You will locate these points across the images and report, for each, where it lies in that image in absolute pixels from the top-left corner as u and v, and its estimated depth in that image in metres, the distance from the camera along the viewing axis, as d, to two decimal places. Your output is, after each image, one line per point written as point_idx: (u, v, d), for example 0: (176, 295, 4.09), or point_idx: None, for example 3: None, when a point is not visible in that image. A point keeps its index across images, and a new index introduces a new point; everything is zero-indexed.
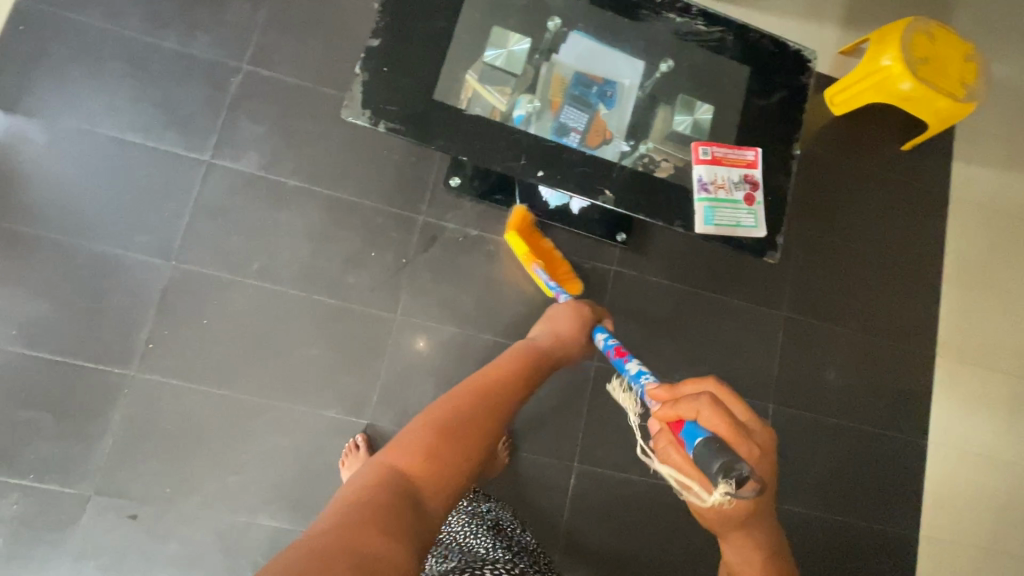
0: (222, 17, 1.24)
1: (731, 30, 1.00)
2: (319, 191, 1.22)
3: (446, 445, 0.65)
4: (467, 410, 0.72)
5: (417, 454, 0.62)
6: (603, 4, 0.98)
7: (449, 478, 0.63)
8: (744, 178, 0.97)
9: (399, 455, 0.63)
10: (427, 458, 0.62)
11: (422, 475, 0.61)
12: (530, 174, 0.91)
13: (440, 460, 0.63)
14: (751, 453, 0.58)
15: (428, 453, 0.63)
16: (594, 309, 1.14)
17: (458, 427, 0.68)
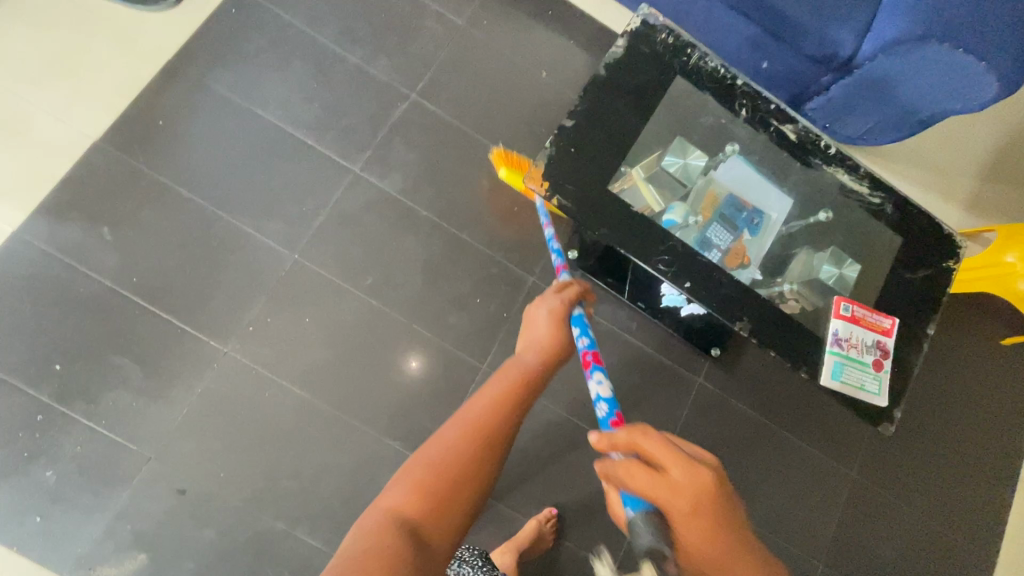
0: (407, 48, 1.33)
1: (892, 199, 1.03)
2: (446, 227, 1.26)
3: (445, 480, 0.62)
4: (474, 426, 0.68)
5: (417, 494, 0.60)
6: (781, 143, 1.02)
7: (453, 511, 0.60)
8: (877, 343, 0.97)
9: (397, 496, 0.60)
10: (427, 499, 0.59)
11: (426, 512, 0.59)
12: (676, 282, 0.93)
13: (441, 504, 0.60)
14: (671, 507, 0.54)
15: (426, 492, 0.60)
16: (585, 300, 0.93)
17: (462, 452, 0.64)
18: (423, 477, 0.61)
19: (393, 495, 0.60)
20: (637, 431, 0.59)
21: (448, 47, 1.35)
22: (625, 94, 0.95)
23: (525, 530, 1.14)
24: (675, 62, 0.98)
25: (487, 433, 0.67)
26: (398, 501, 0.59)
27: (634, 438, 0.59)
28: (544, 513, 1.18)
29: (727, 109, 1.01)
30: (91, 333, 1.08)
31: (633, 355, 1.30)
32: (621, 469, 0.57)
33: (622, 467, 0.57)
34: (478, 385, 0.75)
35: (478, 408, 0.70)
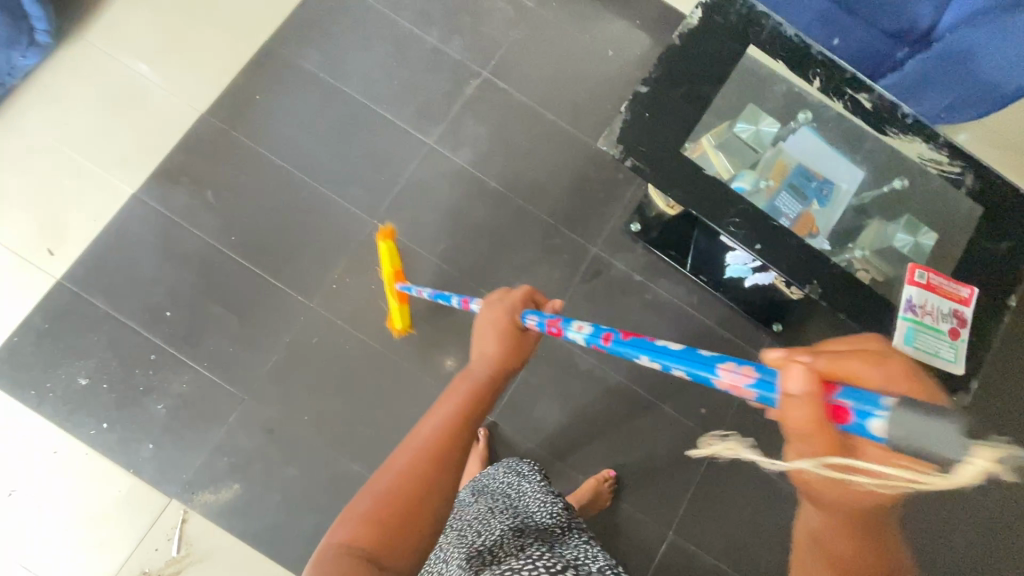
0: (479, 29, 1.40)
1: (973, 169, 1.01)
2: (513, 198, 1.32)
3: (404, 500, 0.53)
4: (437, 434, 0.59)
5: (370, 525, 0.51)
6: (856, 112, 1.02)
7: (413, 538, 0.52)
8: (953, 312, 0.95)
9: (348, 532, 0.51)
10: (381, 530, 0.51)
11: (379, 539, 0.51)
12: (748, 244, 0.95)
13: (406, 526, 0.52)
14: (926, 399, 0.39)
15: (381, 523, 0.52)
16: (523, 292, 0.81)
17: (422, 469, 0.56)
18: (379, 505, 0.52)
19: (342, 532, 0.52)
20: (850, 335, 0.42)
21: (519, 28, 1.41)
22: (698, 63, 0.98)
23: (583, 489, 1.17)
24: (748, 31, 1.00)
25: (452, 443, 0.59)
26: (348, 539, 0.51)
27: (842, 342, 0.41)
28: (602, 474, 1.22)
29: (801, 77, 1.02)
30: (197, 285, 1.20)
31: (694, 328, 1.32)
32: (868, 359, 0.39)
33: (881, 369, 0.39)
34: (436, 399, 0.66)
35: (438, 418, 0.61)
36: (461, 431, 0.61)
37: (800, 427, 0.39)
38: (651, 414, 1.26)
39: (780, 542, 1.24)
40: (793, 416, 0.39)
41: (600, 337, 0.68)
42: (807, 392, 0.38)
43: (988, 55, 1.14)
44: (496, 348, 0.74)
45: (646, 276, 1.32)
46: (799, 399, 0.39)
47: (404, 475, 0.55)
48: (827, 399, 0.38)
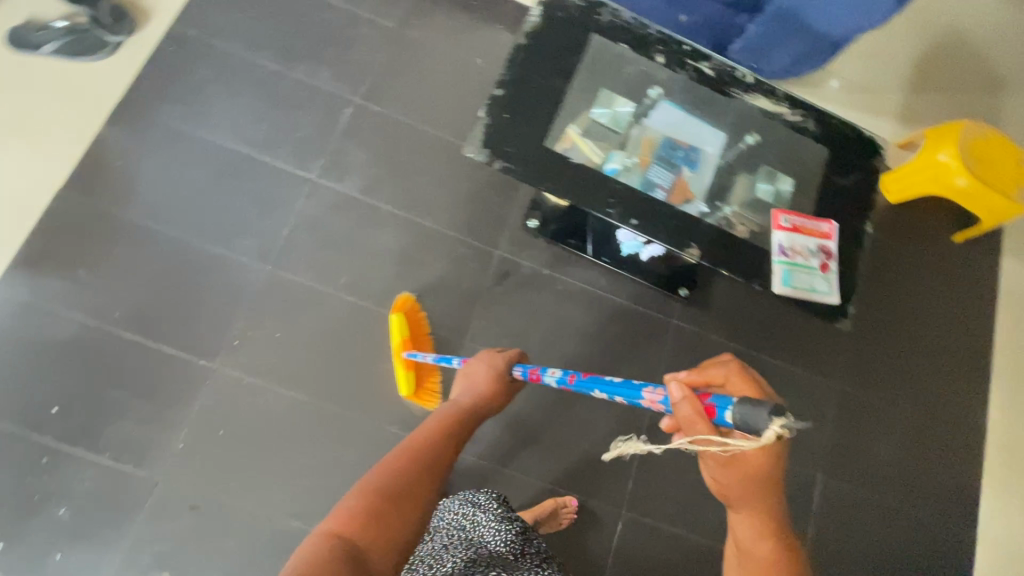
0: (345, 57, 1.39)
1: (812, 114, 1.10)
2: (410, 218, 1.32)
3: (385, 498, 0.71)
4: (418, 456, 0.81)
5: (357, 515, 0.68)
6: (701, 81, 1.09)
7: (390, 529, 0.68)
8: (820, 247, 1.03)
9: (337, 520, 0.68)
10: (372, 519, 0.68)
11: (361, 528, 0.67)
12: (624, 221, 0.99)
13: (385, 519, 0.69)
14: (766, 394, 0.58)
15: (367, 515, 0.68)
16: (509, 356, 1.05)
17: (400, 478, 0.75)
18: (366, 499, 0.71)
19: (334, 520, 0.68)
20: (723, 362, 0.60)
21: (385, 49, 1.41)
22: (546, 59, 1.02)
23: (543, 509, 1.17)
24: (587, 22, 1.05)
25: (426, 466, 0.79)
26: (339, 524, 0.67)
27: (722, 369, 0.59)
28: (564, 499, 1.21)
29: (645, 57, 1.07)
30: (84, 372, 1.12)
31: (608, 309, 1.36)
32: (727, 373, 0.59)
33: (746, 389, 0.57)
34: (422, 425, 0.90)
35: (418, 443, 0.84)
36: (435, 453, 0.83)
37: (687, 419, 0.56)
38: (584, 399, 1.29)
39: None
40: (681, 412, 0.57)
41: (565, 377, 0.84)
42: (686, 396, 0.57)
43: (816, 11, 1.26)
44: (480, 387, 1.00)
45: (554, 268, 1.35)
46: (679, 401, 0.57)
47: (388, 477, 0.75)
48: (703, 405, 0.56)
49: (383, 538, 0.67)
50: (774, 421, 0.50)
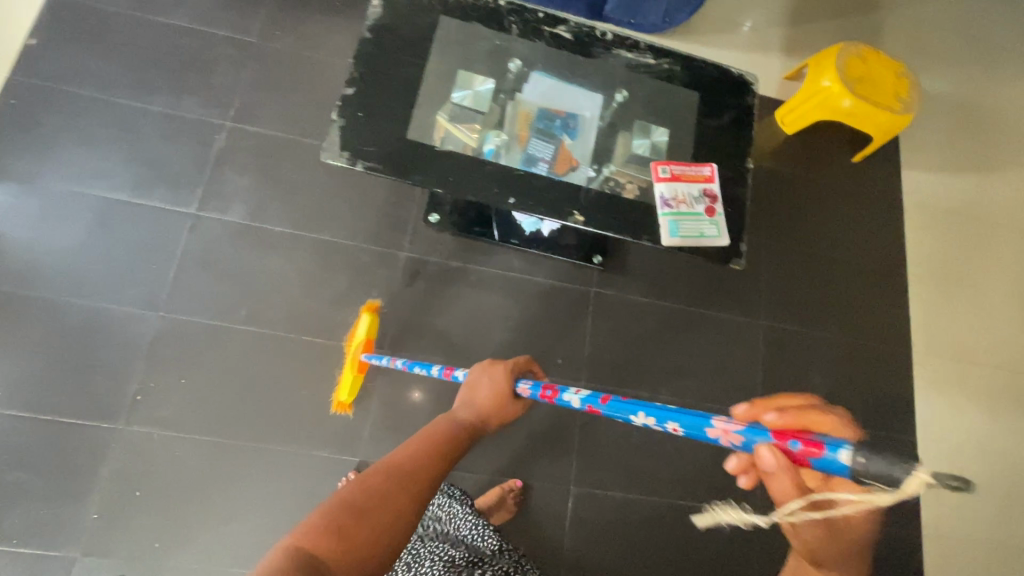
0: (208, 81, 1.32)
1: (677, 61, 1.10)
2: (304, 235, 1.27)
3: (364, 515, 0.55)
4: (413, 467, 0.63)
5: (325, 531, 0.53)
6: (561, 45, 1.07)
7: (363, 555, 0.53)
8: (703, 192, 1.03)
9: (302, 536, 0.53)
10: (342, 537, 0.53)
11: (328, 553, 0.52)
12: (503, 202, 0.97)
13: (357, 541, 0.53)
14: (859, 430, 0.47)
15: (337, 534, 0.53)
16: (520, 361, 0.85)
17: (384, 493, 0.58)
18: (340, 511, 0.55)
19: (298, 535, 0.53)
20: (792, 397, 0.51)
21: (249, 65, 1.35)
22: (395, 49, 0.99)
23: (488, 499, 1.16)
24: (433, 5, 1.02)
25: (418, 481, 0.62)
26: (306, 540, 0.52)
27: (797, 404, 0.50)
28: (509, 485, 1.21)
29: (499, 30, 1.05)
30: None
31: (527, 290, 1.35)
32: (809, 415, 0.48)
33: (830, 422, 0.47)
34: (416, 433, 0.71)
35: (414, 453, 0.65)
36: (430, 468, 0.65)
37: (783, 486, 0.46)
38: None
39: (673, 449, 1.30)
40: (775, 477, 0.46)
41: (591, 399, 0.69)
42: (777, 464, 0.46)
43: None
44: (483, 402, 0.80)
45: (464, 260, 1.32)
46: (772, 471, 0.46)
47: (370, 488, 0.58)
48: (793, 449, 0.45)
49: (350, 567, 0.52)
50: (924, 474, 0.37)
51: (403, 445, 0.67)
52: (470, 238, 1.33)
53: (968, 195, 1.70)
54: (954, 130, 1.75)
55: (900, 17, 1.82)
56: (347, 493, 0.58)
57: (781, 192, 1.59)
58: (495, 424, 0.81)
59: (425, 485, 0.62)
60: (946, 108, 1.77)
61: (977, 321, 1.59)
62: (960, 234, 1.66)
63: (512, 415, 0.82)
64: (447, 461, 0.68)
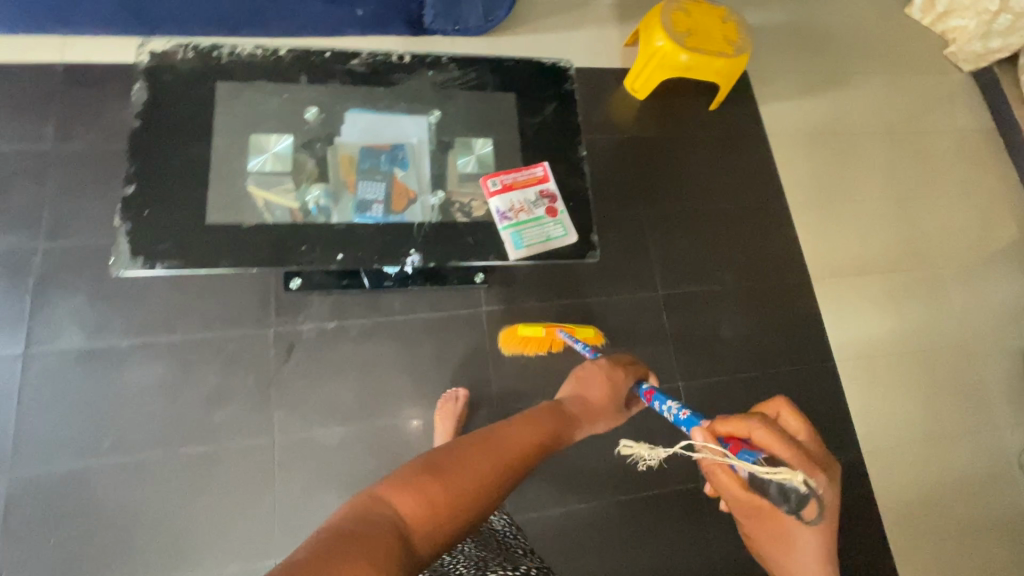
0: (6, 204, 1.19)
1: (485, 66, 1.06)
2: (156, 340, 1.16)
3: (460, 483, 0.62)
4: (508, 451, 0.70)
5: (424, 489, 0.59)
6: (357, 80, 1.01)
7: (451, 518, 0.59)
8: (540, 193, 1.00)
9: (398, 489, 0.59)
10: (436, 500, 0.59)
11: (421, 513, 0.57)
12: (332, 262, 0.91)
13: (450, 508, 0.59)
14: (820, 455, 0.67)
15: (430, 499, 0.58)
16: (630, 371, 1.07)
17: (483, 469, 0.65)
18: (432, 473, 0.61)
19: (394, 488, 0.59)
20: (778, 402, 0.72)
21: (50, 175, 1.23)
22: (171, 133, 0.91)
23: None
24: (205, 74, 0.95)
25: (511, 466, 0.68)
26: (399, 494, 0.58)
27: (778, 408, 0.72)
28: None
29: (286, 82, 0.98)
30: None
31: (414, 327, 1.28)
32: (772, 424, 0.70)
33: (787, 442, 0.63)
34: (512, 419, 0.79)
35: (510, 439, 0.73)
36: (523, 458, 0.71)
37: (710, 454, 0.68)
38: (425, 431, 1.22)
39: (603, 445, 1.28)
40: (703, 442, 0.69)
41: (647, 389, 1.02)
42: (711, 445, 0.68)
43: None
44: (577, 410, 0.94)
45: (340, 317, 1.25)
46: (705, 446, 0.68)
47: (467, 463, 0.65)
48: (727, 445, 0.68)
49: (437, 531, 0.57)
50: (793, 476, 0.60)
51: (500, 428, 0.75)
52: (340, 292, 1.26)
53: (825, 114, 1.76)
54: (794, 55, 1.81)
55: None
56: (439, 456, 0.65)
57: (650, 158, 1.58)
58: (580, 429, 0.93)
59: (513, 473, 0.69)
60: (783, 37, 1.82)
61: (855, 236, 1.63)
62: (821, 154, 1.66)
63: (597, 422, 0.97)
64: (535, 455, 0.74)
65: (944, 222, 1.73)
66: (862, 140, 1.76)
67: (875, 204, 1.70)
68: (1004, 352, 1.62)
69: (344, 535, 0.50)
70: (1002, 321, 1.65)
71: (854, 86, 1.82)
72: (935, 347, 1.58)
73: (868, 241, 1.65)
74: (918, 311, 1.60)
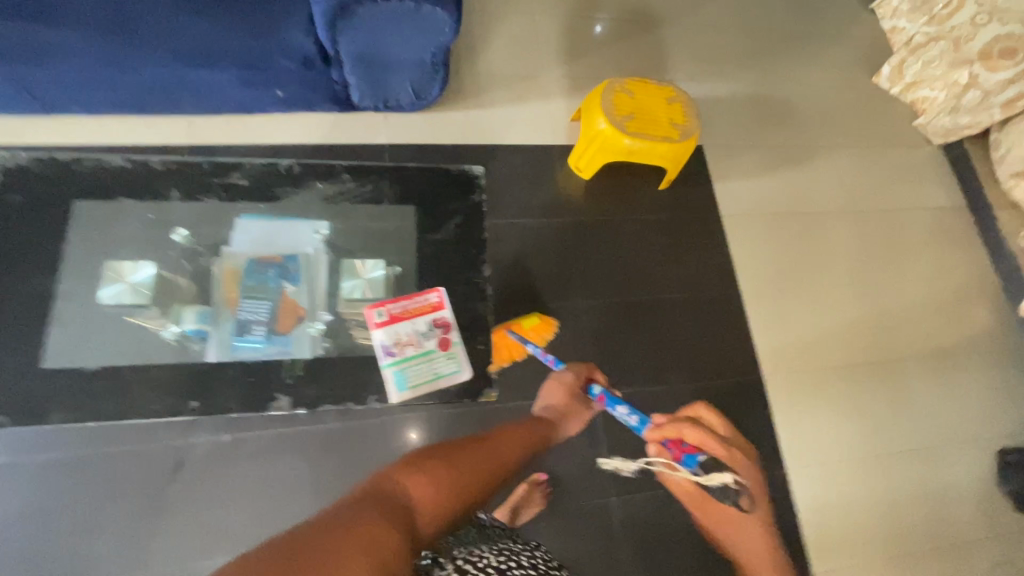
0: None
1: (378, 178, 1.38)
2: (31, 458, 1.07)
3: (465, 474, 0.99)
4: (494, 459, 1.10)
5: (433, 478, 0.92)
6: (257, 198, 1.30)
7: (450, 506, 0.89)
8: (429, 328, 1.27)
9: (421, 482, 0.90)
10: (442, 489, 0.91)
11: (433, 501, 0.87)
12: (187, 406, 1.14)
13: (454, 493, 0.93)
14: None
15: (439, 494, 0.90)
16: (577, 370, 1.34)
17: (477, 471, 1.03)
18: (444, 468, 0.97)
19: (413, 481, 0.90)
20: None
21: None
22: None
23: None
24: None
25: (496, 469, 1.08)
26: (417, 486, 0.89)
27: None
28: None
29: None
30: None
31: (329, 435, 1.17)
32: None
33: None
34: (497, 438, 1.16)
35: (496, 450, 1.12)
36: (507, 461, 1.12)
37: None
38: None
39: None
40: None
41: (598, 394, 1.33)
42: None
43: (381, 46, 1.20)
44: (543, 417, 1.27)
45: (237, 429, 1.14)
46: None
47: (466, 471, 1.00)
48: None
49: (442, 513, 0.87)
50: None
51: (481, 446, 1.12)
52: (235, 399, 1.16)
53: (784, 193, 1.68)
54: (755, 129, 1.73)
55: (677, 31, 1.81)
56: (450, 457, 1.02)
57: (597, 242, 1.48)
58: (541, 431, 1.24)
59: (500, 471, 1.09)
60: (743, 109, 1.75)
61: (809, 326, 1.54)
62: (774, 237, 1.62)
63: (558, 432, 1.28)
64: (507, 464, 1.11)
65: (912, 308, 1.63)
66: (824, 220, 1.68)
67: (837, 289, 1.61)
68: (977, 456, 1.49)
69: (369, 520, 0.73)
70: (976, 419, 1.54)
71: (818, 161, 1.75)
72: (901, 447, 1.47)
73: (830, 331, 1.55)
74: (881, 408, 1.50)
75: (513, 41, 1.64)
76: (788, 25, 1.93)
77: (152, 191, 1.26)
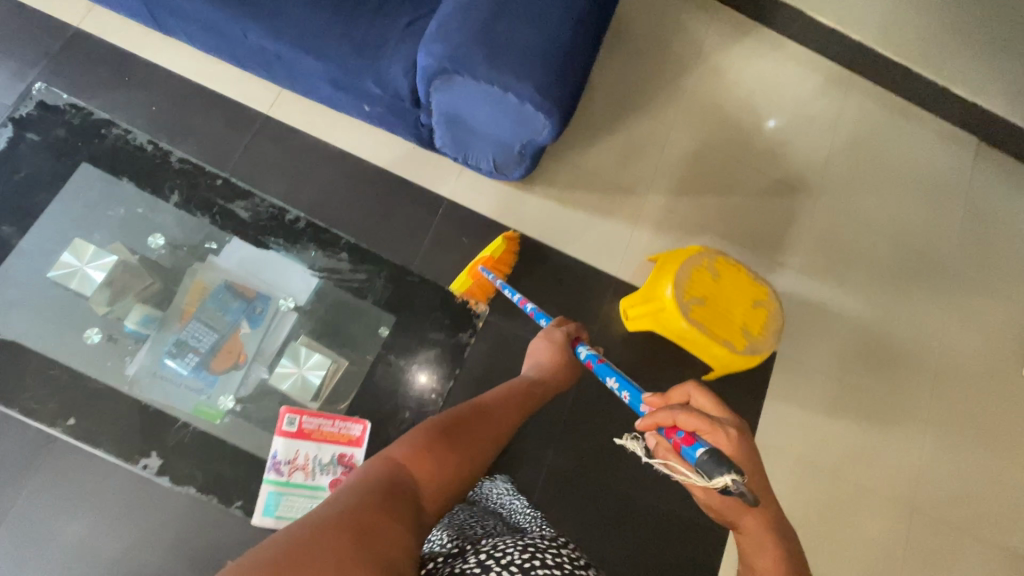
0: None
1: (374, 272, 1.27)
2: None
3: (457, 448, 0.68)
4: (495, 421, 0.77)
5: (419, 450, 0.65)
6: (246, 234, 1.23)
7: (444, 487, 0.65)
8: (330, 461, 1.14)
9: (404, 449, 0.65)
10: (432, 462, 0.65)
11: (427, 476, 0.63)
12: (61, 421, 1.07)
13: (448, 465, 0.66)
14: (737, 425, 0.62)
15: (428, 471, 0.64)
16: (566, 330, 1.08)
17: (476, 442, 0.72)
18: (428, 436, 0.67)
19: (401, 449, 0.65)
20: (689, 385, 0.68)
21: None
22: None
23: None
24: None
25: (496, 438, 0.75)
26: (406, 456, 0.64)
27: (687, 391, 0.68)
28: None
29: None
30: None
31: (219, 467, 1.10)
32: (697, 420, 0.60)
33: (722, 430, 0.59)
34: (493, 395, 0.84)
35: (496, 403, 0.81)
36: (508, 427, 0.79)
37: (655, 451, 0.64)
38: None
39: None
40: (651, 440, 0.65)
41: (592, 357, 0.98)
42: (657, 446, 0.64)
43: (472, 115, 1.08)
44: (545, 362, 1.01)
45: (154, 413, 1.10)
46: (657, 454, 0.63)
47: (461, 436, 0.70)
48: (677, 436, 0.61)
49: (440, 492, 0.64)
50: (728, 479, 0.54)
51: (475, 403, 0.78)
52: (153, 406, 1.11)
53: (843, 444, 1.40)
54: (848, 358, 1.46)
55: (819, 210, 1.55)
56: (438, 420, 0.71)
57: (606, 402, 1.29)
58: (560, 380, 1.00)
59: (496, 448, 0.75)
60: (846, 330, 1.48)
61: None
62: (804, 488, 1.36)
63: (567, 381, 1.02)
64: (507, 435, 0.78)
65: None
66: (875, 502, 1.39)
67: None
68: None
69: (360, 510, 0.53)
70: None
71: (902, 431, 1.44)
72: None
73: None
74: None
75: (633, 145, 1.47)
76: (956, 258, 1.60)
77: (154, 186, 1.22)
